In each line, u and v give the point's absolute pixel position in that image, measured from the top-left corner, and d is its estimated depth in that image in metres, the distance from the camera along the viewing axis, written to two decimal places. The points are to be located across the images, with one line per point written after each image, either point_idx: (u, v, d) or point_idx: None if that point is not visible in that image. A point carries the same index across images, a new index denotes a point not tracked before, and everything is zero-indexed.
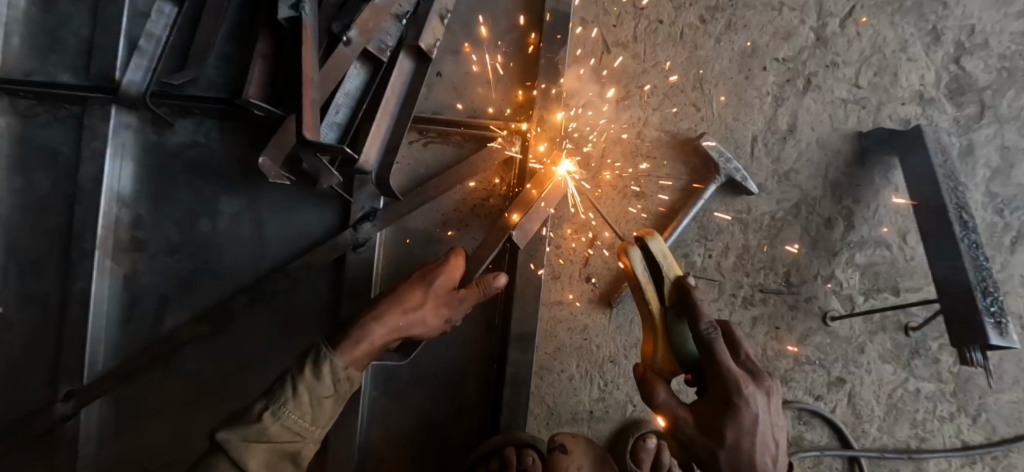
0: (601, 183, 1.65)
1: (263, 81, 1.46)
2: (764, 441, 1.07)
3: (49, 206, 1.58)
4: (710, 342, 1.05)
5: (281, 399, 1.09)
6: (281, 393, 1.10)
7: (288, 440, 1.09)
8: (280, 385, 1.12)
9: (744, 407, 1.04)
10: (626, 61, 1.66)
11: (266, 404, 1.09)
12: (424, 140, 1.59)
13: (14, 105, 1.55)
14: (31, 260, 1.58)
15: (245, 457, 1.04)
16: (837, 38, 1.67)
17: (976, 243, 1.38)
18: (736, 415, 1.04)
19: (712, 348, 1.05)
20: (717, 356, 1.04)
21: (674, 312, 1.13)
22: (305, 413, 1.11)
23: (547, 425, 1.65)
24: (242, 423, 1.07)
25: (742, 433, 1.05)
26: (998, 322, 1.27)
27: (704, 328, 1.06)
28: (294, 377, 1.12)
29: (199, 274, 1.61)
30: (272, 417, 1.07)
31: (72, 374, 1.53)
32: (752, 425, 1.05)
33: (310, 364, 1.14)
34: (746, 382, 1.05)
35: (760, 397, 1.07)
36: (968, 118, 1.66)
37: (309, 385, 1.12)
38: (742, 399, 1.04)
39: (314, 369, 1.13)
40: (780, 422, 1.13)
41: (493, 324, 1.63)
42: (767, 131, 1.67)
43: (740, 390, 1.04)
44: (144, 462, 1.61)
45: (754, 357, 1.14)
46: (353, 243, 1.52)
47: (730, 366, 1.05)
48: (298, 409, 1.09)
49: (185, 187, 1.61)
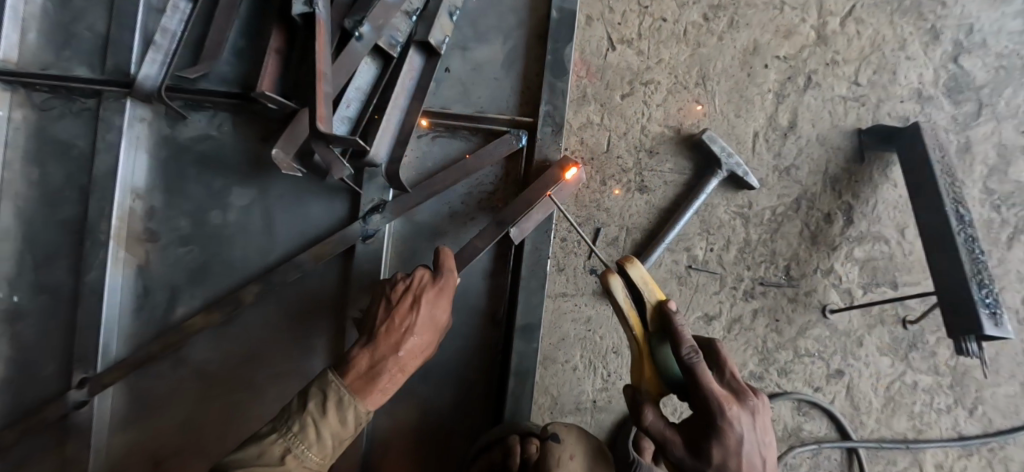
0: (605, 184, 1.68)
1: (275, 75, 1.48)
2: (752, 460, 1.08)
3: (62, 197, 1.59)
4: (691, 365, 1.08)
5: (303, 441, 1.11)
6: (303, 435, 1.12)
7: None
8: (300, 425, 1.12)
9: (727, 428, 1.05)
10: (630, 58, 1.69)
11: (286, 443, 1.11)
12: (433, 134, 1.63)
13: (30, 99, 1.58)
14: (45, 251, 1.59)
15: None
16: (838, 36, 1.70)
17: (973, 237, 1.42)
18: (720, 436, 1.05)
19: (693, 370, 1.07)
20: (697, 380, 1.07)
21: (658, 335, 1.17)
22: (325, 452, 1.14)
23: (550, 415, 1.68)
24: (262, 463, 1.08)
25: (728, 453, 1.06)
26: (992, 313, 1.31)
27: (685, 351, 1.09)
28: (316, 420, 1.14)
29: (211, 264, 1.63)
30: (295, 459, 1.10)
31: (84, 363, 1.54)
32: (738, 446, 1.06)
33: (330, 407, 1.15)
34: (728, 404, 1.06)
35: (745, 417, 1.08)
36: (966, 116, 1.69)
37: (332, 430, 1.15)
38: (726, 420, 1.05)
39: (335, 412, 1.15)
40: (770, 440, 1.13)
41: (498, 317, 1.65)
42: (768, 127, 1.71)
43: (721, 412, 1.05)
44: (153, 451, 1.60)
45: (741, 376, 1.14)
46: (363, 233, 1.56)
47: (712, 388, 1.07)
48: (320, 450, 1.13)
49: (197, 179, 1.63)
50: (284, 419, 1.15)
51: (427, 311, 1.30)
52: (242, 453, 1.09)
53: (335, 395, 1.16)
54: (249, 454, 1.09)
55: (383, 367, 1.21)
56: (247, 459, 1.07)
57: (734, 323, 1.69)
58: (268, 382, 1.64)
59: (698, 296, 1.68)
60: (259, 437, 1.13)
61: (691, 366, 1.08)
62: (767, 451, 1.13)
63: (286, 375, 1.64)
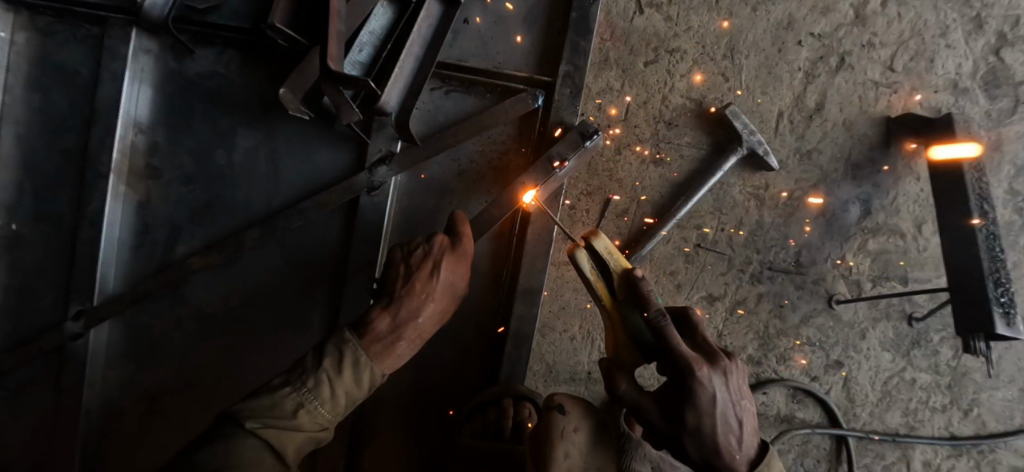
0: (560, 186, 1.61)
1: (287, 9, 1.34)
2: (725, 418, 1.09)
3: (65, 126, 1.47)
4: (661, 330, 1.05)
5: (317, 396, 1.08)
6: (319, 392, 1.08)
7: (318, 431, 1.10)
8: (315, 381, 1.09)
9: (699, 390, 1.05)
10: (657, 23, 1.65)
11: (299, 398, 1.07)
12: (446, 88, 1.59)
13: (34, 22, 1.44)
14: (46, 177, 1.47)
15: (284, 444, 1.04)
16: (877, 17, 1.64)
17: (993, 235, 1.35)
18: (693, 397, 1.05)
19: (665, 336, 1.06)
20: (670, 344, 1.05)
21: (628, 303, 1.14)
22: (338, 409, 1.12)
23: (546, 383, 1.70)
24: (273, 414, 1.05)
25: (701, 413, 1.07)
26: (1004, 312, 1.26)
27: (654, 317, 1.07)
28: (331, 378, 1.10)
29: (213, 207, 1.55)
30: (309, 414, 1.07)
31: (82, 295, 1.45)
32: (711, 405, 1.07)
33: (346, 366, 1.12)
34: (700, 366, 1.06)
35: (716, 377, 1.08)
36: (1001, 111, 1.64)
37: (346, 387, 1.12)
38: (698, 382, 1.05)
39: (349, 371, 1.13)
40: (744, 399, 1.13)
41: (500, 278, 1.65)
42: (793, 107, 1.65)
43: (694, 375, 1.05)
44: (148, 388, 1.56)
45: (710, 338, 1.15)
46: (369, 185, 1.51)
47: (682, 349, 1.06)
48: (333, 408, 1.11)
49: (204, 117, 1.54)
50: (297, 373, 1.11)
51: (447, 277, 1.30)
52: (254, 404, 1.06)
53: (352, 355, 1.13)
54: (259, 404, 1.06)
55: (401, 334, 1.21)
56: (260, 411, 1.04)
57: (740, 305, 1.67)
58: (262, 328, 1.60)
59: (704, 275, 1.66)
60: (270, 384, 1.11)
61: (662, 333, 1.06)
62: (742, 410, 1.12)
63: (283, 325, 1.60)
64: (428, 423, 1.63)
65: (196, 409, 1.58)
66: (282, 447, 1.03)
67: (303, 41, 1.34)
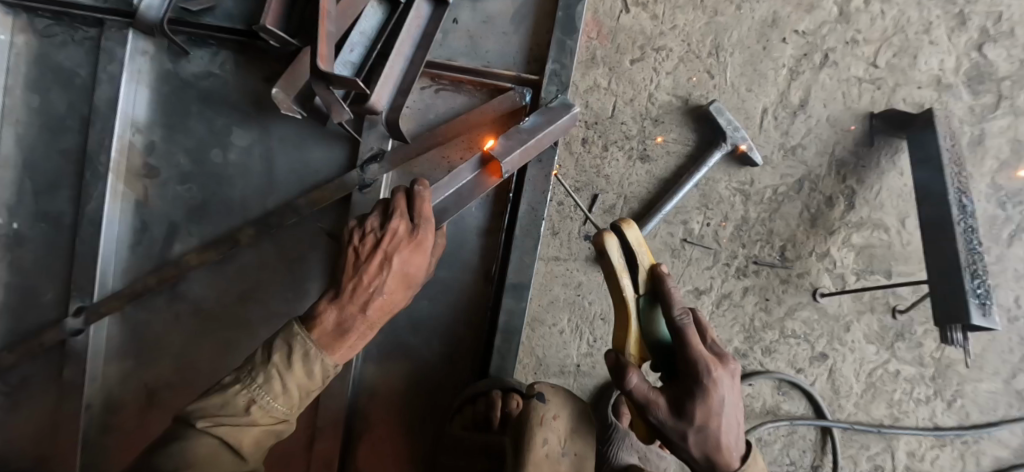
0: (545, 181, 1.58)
1: (278, 11, 1.37)
2: (730, 419, 1.12)
3: (63, 126, 1.50)
4: (682, 327, 1.09)
5: (268, 392, 1.05)
6: (269, 387, 1.05)
7: (272, 427, 1.06)
8: (266, 377, 1.05)
9: (712, 389, 1.07)
10: (644, 22, 1.67)
11: (251, 394, 1.04)
12: (436, 87, 1.62)
13: (33, 25, 1.47)
14: (46, 176, 1.51)
15: (238, 441, 1.01)
16: (861, 15, 1.66)
17: (972, 229, 1.39)
18: (706, 395, 1.07)
19: (684, 334, 1.09)
20: (689, 342, 1.08)
21: (647, 299, 1.16)
22: (293, 402, 1.08)
23: (536, 377, 1.73)
24: (226, 411, 1.02)
25: (709, 413, 1.08)
26: (982, 304, 1.29)
27: (677, 315, 1.10)
28: (281, 371, 1.06)
29: (210, 205, 1.58)
30: (261, 409, 1.04)
31: (82, 291, 1.49)
32: (720, 405, 1.09)
33: (296, 359, 1.07)
34: (715, 366, 1.08)
35: (727, 379, 1.11)
36: (984, 106, 1.66)
37: (299, 380, 1.08)
38: (712, 381, 1.07)
39: (300, 364, 1.08)
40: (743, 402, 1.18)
41: (491, 273, 1.67)
42: (778, 104, 1.68)
43: (709, 374, 1.07)
44: (148, 382, 1.59)
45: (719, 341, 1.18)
46: (361, 183, 1.55)
47: (699, 350, 1.08)
48: (288, 402, 1.07)
49: (199, 117, 1.57)
50: (248, 370, 1.08)
51: (399, 266, 1.20)
52: (207, 403, 1.02)
53: (301, 348, 1.08)
54: (212, 402, 1.02)
55: (352, 325, 1.13)
56: (211, 407, 1.01)
57: (724, 298, 1.69)
58: (259, 322, 1.63)
59: (690, 270, 1.69)
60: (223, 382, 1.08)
61: (682, 330, 1.08)
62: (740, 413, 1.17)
63: (278, 320, 1.63)
64: (421, 415, 1.67)
65: (191, 402, 1.61)
66: (234, 442, 1.01)
67: (294, 43, 1.38)
